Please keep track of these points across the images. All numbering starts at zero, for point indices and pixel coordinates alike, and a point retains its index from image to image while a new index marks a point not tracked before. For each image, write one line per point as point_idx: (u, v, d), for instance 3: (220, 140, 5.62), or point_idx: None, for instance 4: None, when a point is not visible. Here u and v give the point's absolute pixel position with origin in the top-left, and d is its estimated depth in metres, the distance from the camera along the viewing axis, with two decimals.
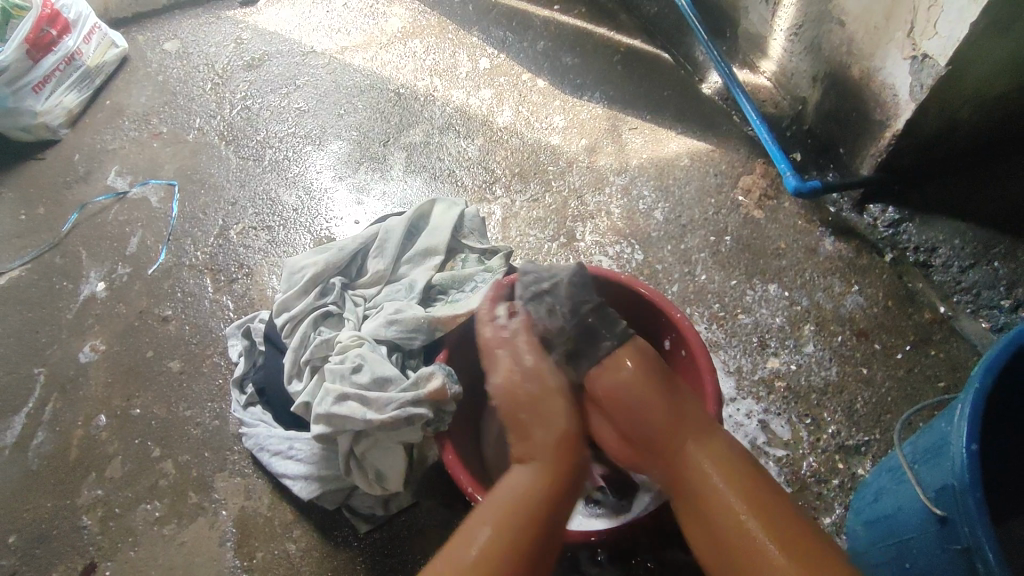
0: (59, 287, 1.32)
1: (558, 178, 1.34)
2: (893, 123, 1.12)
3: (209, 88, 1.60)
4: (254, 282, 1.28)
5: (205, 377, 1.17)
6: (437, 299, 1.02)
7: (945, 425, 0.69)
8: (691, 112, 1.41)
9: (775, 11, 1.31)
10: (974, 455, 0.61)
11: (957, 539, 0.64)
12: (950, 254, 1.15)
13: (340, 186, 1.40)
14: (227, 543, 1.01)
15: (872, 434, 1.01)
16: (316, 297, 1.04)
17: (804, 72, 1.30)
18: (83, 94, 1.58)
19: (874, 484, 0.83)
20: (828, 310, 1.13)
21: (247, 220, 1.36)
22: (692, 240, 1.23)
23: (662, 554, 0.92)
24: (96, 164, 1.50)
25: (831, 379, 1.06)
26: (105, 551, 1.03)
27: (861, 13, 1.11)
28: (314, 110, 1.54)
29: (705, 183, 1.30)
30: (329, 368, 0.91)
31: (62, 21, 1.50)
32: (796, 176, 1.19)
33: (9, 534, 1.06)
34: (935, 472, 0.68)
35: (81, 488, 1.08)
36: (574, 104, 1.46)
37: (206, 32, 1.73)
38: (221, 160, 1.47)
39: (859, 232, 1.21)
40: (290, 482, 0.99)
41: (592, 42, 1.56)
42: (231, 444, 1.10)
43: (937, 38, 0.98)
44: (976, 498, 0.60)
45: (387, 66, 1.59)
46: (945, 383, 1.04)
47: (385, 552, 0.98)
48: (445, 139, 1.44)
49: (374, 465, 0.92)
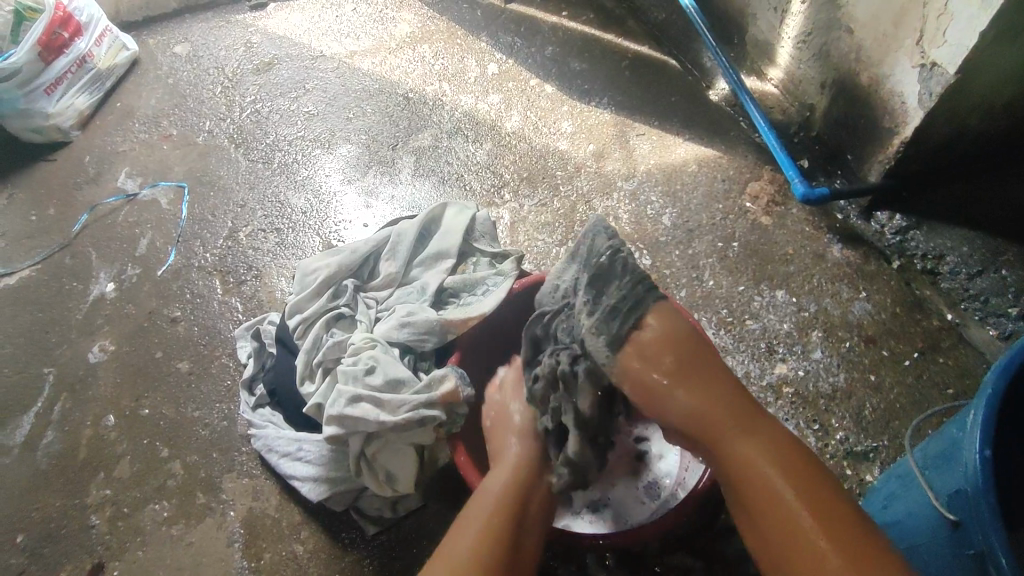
0: (69, 287, 1.32)
1: (566, 183, 1.35)
2: (901, 131, 1.13)
3: (219, 91, 1.61)
4: (263, 283, 1.28)
5: (214, 377, 1.18)
6: (449, 302, 1.03)
7: (956, 431, 0.69)
8: (698, 118, 1.42)
9: (784, 19, 1.32)
10: (987, 460, 0.61)
11: (970, 544, 0.64)
12: (959, 261, 1.15)
13: (349, 190, 1.40)
14: (235, 544, 1.02)
15: (881, 440, 1.01)
16: (328, 300, 1.05)
17: (811, 79, 1.31)
18: (94, 96, 1.59)
19: (883, 490, 0.83)
20: (836, 316, 1.13)
21: (255, 222, 1.37)
22: (699, 245, 1.24)
23: (668, 561, 0.92)
24: (106, 165, 1.51)
25: (839, 384, 1.06)
26: (112, 551, 1.03)
27: (869, 22, 1.12)
28: (324, 113, 1.54)
29: (713, 189, 1.31)
30: (343, 368, 0.92)
31: (75, 24, 1.51)
32: (804, 183, 1.19)
33: (17, 533, 1.06)
34: (947, 478, 0.68)
35: (90, 488, 1.09)
36: (582, 109, 1.47)
37: (217, 35, 1.74)
38: (231, 162, 1.48)
39: (866, 239, 1.22)
40: (299, 483, 0.99)
41: (599, 49, 1.57)
42: (239, 445, 1.10)
43: (946, 47, 0.99)
44: (989, 503, 0.60)
45: (396, 70, 1.61)
46: (953, 390, 1.05)
47: (393, 555, 0.98)
48: (453, 143, 1.45)
49: (385, 467, 0.92)
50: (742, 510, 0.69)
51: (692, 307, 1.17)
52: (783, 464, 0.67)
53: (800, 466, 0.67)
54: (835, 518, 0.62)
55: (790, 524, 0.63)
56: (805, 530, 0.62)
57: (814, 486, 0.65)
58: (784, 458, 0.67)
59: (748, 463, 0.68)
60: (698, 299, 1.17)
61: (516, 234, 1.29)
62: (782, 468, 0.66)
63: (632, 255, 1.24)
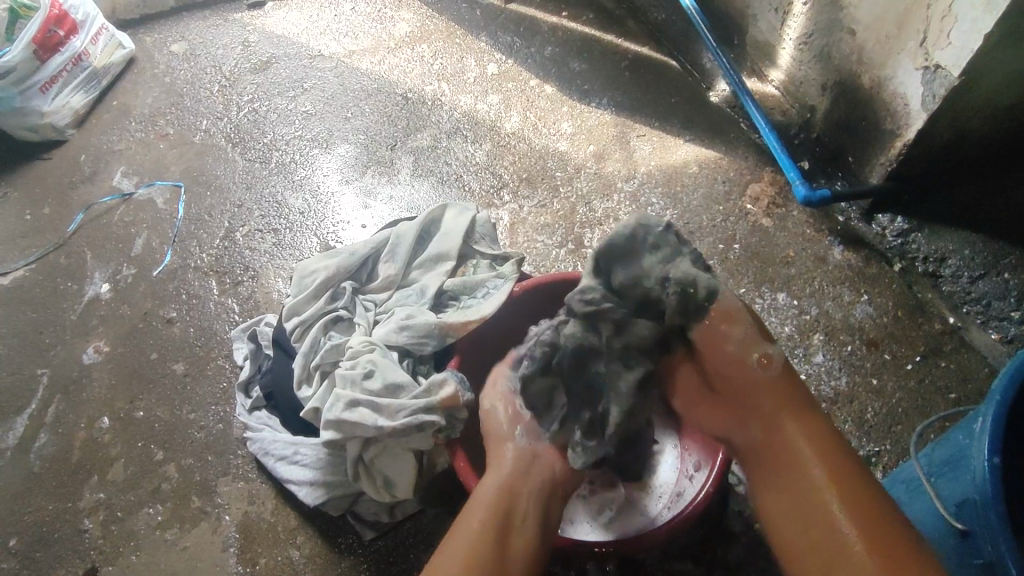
0: (63, 287, 1.31)
1: (566, 185, 1.34)
2: (904, 133, 1.13)
3: (216, 90, 1.60)
4: (260, 284, 1.27)
5: (209, 380, 1.16)
6: (448, 305, 1.02)
7: (963, 438, 0.68)
8: (699, 119, 1.41)
9: (785, 20, 1.31)
10: (996, 468, 0.61)
11: (978, 553, 0.63)
12: (960, 264, 1.14)
13: (347, 190, 1.39)
14: (230, 548, 1.00)
15: (883, 445, 1.00)
16: (326, 302, 1.03)
17: (813, 81, 1.30)
18: (90, 95, 1.57)
19: (887, 497, 0.82)
20: (837, 319, 1.13)
21: (252, 223, 1.36)
22: (700, 247, 1.23)
23: (668, 566, 0.91)
24: (101, 164, 1.49)
25: (840, 388, 1.06)
26: (106, 556, 1.02)
27: (872, 23, 1.11)
28: (321, 112, 1.53)
29: (713, 191, 1.30)
30: (340, 373, 0.91)
31: (70, 22, 1.50)
32: (806, 185, 1.18)
33: (9, 537, 1.05)
34: (954, 485, 0.68)
35: (84, 491, 1.07)
36: (581, 110, 1.46)
37: (214, 34, 1.73)
38: (227, 162, 1.46)
39: (867, 241, 1.21)
40: (295, 488, 0.98)
41: (600, 49, 1.56)
42: (235, 448, 1.09)
43: (950, 48, 0.99)
44: (998, 512, 0.59)
45: (395, 70, 1.59)
46: (956, 395, 1.04)
47: (390, 559, 0.97)
48: (452, 144, 1.44)
49: (383, 472, 0.91)
50: (772, 492, 0.71)
51: None
52: (822, 454, 0.69)
53: (843, 464, 0.68)
54: (880, 527, 0.63)
55: (822, 510, 0.66)
56: (840, 524, 0.64)
57: (853, 485, 0.66)
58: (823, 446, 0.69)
59: (794, 460, 0.69)
60: None
61: (515, 235, 1.28)
62: (822, 465, 0.68)
63: None
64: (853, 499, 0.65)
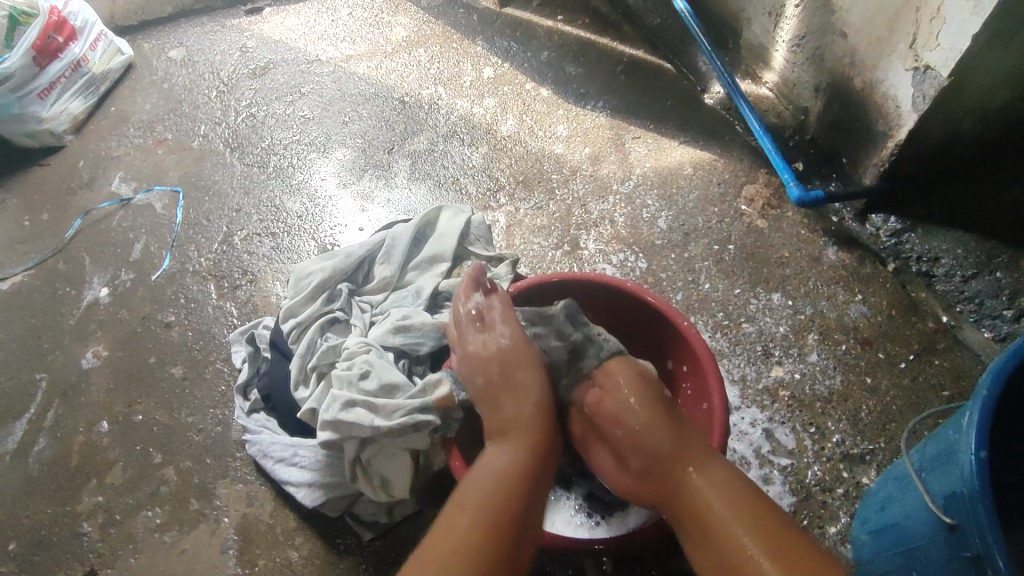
0: (62, 292, 1.31)
1: (562, 187, 1.35)
2: (896, 134, 1.14)
3: (214, 95, 1.61)
4: (258, 288, 1.28)
5: (208, 383, 1.17)
6: (443, 305, 1.04)
7: (952, 433, 0.69)
8: (694, 121, 1.42)
9: (778, 23, 1.32)
10: (983, 462, 0.61)
11: (966, 546, 0.64)
12: (953, 263, 1.16)
13: (345, 193, 1.40)
14: (228, 550, 1.01)
15: (877, 443, 1.01)
16: (323, 304, 1.05)
17: (806, 83, 1.32)
18: (89, 101, 1.59)
19: (880, 493, 0.83)
20: (832, 318, 1.13)
21: (250, 227, 1.37)
22: (695, 248, 1.24)
23: (666, 564, 0.91)
24: (101, 170, 1.50)
25: (834, 387, 1.06)
26: (105, 559, 1.02)
27: (863, 25, 1.12)
28: (319, 117, 1.54)
29: (708, 192, 1.31)
30: (337, 374, 0.93)
31: (69, 29, 1.51)
32: (799, 186, 1.20)
33: (9, 540, 1.05)
34: (944, 480, 0.68)
35: (82, 494, 1.08)
36: (577, 113, 1.47)
37: (212, 40, 1.74)
38: (226, 166, 1.47)
39: (861, 241, 1.22)
40: (293, 489, 0.98)
41: (595, 52, 1.57)
42: (233, 450, 1.09)
43: (939, 50, 1.00)
44: (986, 505, 0.60)
45: (391, 74, 1.60)
46: (950, 393, 1.04)
47: (388, 560, 0.97)
48: (449, 148, 1.45)
49: (380, 472, 0.92)
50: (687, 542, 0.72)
51: (688, 311, 1.16)
52: (727, 495, 0.70)
53: (746, 499, 0.70)
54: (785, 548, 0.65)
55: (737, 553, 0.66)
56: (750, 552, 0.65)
57: (753, 516, 0.68)
58: (723, 490, 0.71)
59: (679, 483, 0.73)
60: (693, 302, 1.17)
61: (512, 237, 1.28)
62: (721, 496, 0.70)
63: (628, 258, 1.23)
64: (743, 512, 0.68)
